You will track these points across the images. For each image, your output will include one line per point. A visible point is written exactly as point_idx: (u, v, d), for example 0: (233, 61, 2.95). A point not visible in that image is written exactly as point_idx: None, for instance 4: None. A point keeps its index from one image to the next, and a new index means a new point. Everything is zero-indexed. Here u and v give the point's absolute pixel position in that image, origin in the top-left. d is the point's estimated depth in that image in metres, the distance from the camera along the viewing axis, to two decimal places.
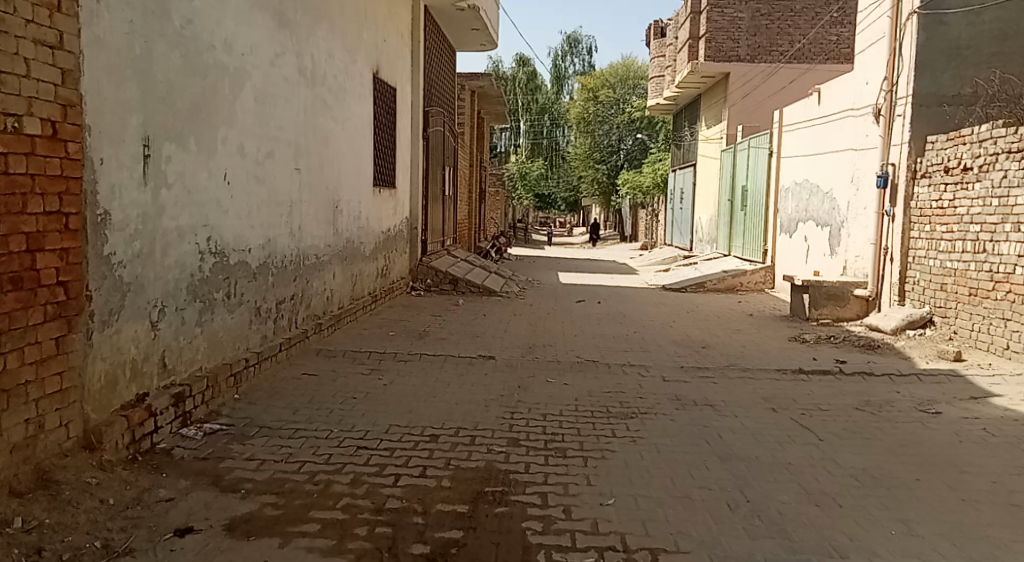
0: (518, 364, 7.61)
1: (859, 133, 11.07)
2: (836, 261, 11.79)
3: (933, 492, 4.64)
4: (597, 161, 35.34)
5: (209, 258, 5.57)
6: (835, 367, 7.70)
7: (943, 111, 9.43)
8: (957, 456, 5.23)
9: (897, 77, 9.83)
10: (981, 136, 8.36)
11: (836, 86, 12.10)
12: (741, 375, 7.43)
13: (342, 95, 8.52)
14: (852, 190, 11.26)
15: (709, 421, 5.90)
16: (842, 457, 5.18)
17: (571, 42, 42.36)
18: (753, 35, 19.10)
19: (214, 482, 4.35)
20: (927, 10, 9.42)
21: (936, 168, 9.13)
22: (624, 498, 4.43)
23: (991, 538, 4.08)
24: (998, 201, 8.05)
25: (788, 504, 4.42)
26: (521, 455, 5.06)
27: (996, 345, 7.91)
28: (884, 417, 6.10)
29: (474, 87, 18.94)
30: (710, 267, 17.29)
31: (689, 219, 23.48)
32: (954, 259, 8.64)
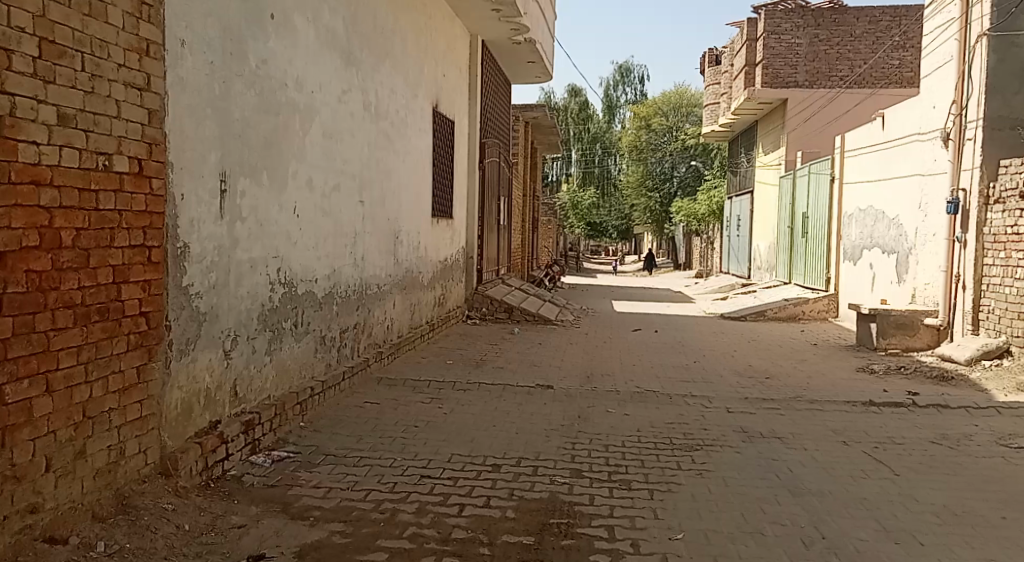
0: (578, 393, 7.57)
1: (926, 158, 10.83)
2: (904, 289, 11.49)
3: (1020, 531, 4.45)
4: (650, 189, 35.28)
5: (279, 288, 5.70)
6: (906, 399, 7.47)
7: (1017, 134, 9.15)
8: None
9: (967, 101, 9.59)
10: None
11: (901, 111, 11.86)
12: (807, 406, 7.27)
13: (404, 127, 8.69)
14: (920, 216, 10.99)
15: (777, 454, 5.78)
16: (919, 493, 5.02)
17: (623, 72, 42.47)
18: (811, 60, 18.93)
19: (283, 509, 4.41)
20: (997, 32, 9.19)
21: (1010, 193, 8.86)
22: (693, 532, 4.36)
23: None
24: None
25: (867, 541, 4.29)
26: (585, 486, 5.02)
27: None
28: (963, 451, 5.90)
29: (528, 118, 19.15)
30: (769, 296, 17.02)
31: (746, 247, 23.20)
32: None
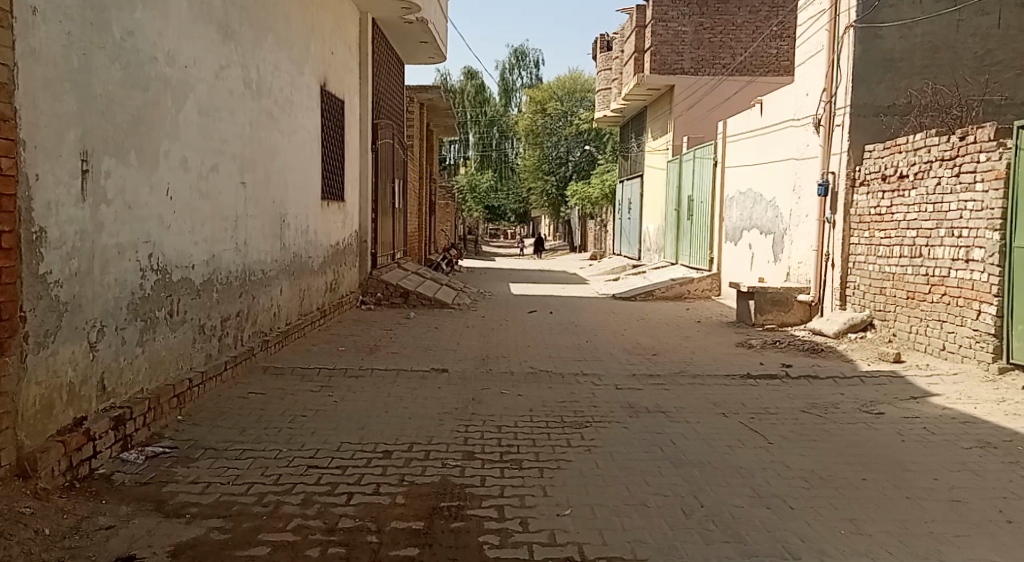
0: (471, 376, 7.54)
1: (800, 143, 11.28)
2: (780, 267, 12.00)
3: (879, 491, 4.71)
4: (546, 172, 35.55)
5: (151, 275, 5.41)
6: (781, 371, 7.80)
7: (880, 121, 9.65)
8: (900, 455, 5.33)
9: (836, 89, 10.02)
10: (915, 145, 8.53)
11: (778, 97, 12.30)
12: (691, 381, 7.47)
13: (289, 106, 8.39)
14: (794, 199, 11.47)
15: (663, 428, 5.92)
16: (790, 459, 5.24)
17: (519, 55, 42.40)
18: (696, 48, 19.37)
19: (156, 507, 4.20)
20: (862, 23, 9.62)
21: (874, 176, 9.33)
22: (581, 507, 4.41)
23: (933, 534, 4.15)
24: (932, 207, 8.22)
25: (742, 507, 4.44)
26: (477, 468, 5.00)
27: (933, 346, 8.09)
28: (830, 419, 6.20)
29: (423, 99, 18.91)
30: (658, 276, 17.47)
31: (636, 228, 23.71)
32: (892, 263, 8.84)
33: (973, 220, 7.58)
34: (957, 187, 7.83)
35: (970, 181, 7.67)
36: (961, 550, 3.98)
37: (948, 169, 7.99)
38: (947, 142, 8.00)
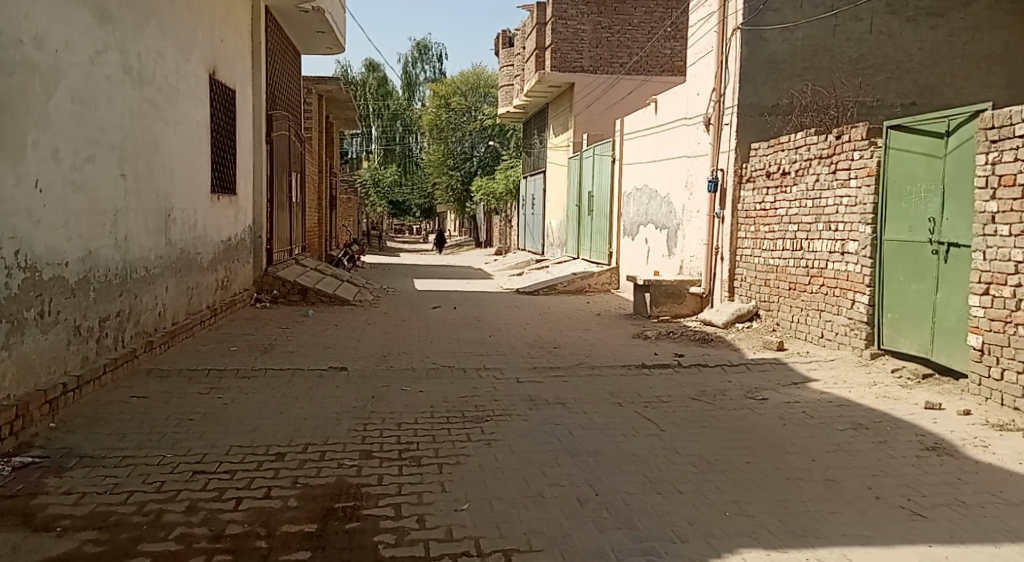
0: (371, 373, 7.43)
1: (692, 141, 11.59)
2: (673, 261, 12.32)
3: (762, 473, 4.89)
4: (451, 167, 35.29)
5: (19, 273, 5.09)
6: (674, 360, 8.01)
7: (764, 120, 10.02)
8: (782, 438, 5.55)
9: (724, 88, 10.32)
10: (796, 144, 8.88)
11: (671, 96, 12.60)
12: (589, 372, 7.58)
13: (174, 95, 8.05)
14: (686, 195, 11.79)
15: (560, 419, 5.98)
16: (681, 445, 5.38)
17: (422, 49, 41.79)
18: (595, 47, 19.76)
19: (24, 521, 3.96)
20: (749, 26, 9.93)
21: (759, 173, 9.68)
22: (479, 501, 4.39)
23: (811, 512, 4.34)
24: (811, 203, 8.58)
25: (635, 494, 4.52)
26: (373, 467, 4.92)
27: (812, 334, 8.48)
28: (719, 405, 6.40)
29: (321, 91, 18.51)
30: (560, 270, 17.69)
31: (539, 223, 23.91)
32: (776, 256, 9.20)
33: (848, 215, 7.94)
34: (833, 184, 8.19)
35: (845, 179, 8.02)
36: (836, 526, 4.17)
37: (825, 167, 8.35)
38: (824, 140, 8.35)
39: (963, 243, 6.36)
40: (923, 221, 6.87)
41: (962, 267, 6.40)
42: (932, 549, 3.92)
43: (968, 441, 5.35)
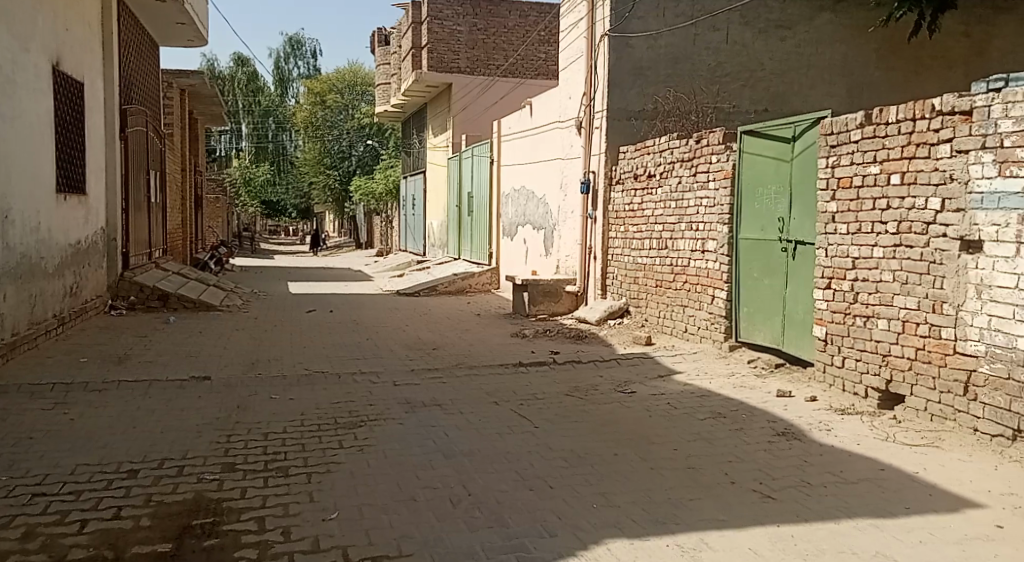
0: (237, 382, 7.20)
1: (565, 144, 11.83)
2: (550, 261, 12.52)
3: (628, 464, 5.06)
4: (328, 166, 34.53)
5: None
6: (549, 358, 8.15)
7: (632, 124, 10.33)
8: (649, 430, 5.75)
9: (594, 92, 10.55)
10: (660, 148, 9.21)
11: (544, 100, 12.81)
12: (465, 373, 7.61)
13: (10, 87, 7.54)
14: (561, 196, 12.01)
15: (434, 421, 5.98)
16: (553, 441, 5.49)
17: (294, 44, 40.84)
18: (471, 48, 19.79)
19: None
20: (615, 33, 10.21)
21: (627, 175, 9.97)
22: (348, 510, 4.34)
23: (673, 499, 4.52)
24: (674, 204, 8.91)
25: (506, 492, 4.58)
26: (237, 480, 4.78)
27: (677, 329, 8.83)
28: (590, 400, 6.57)
29: (183, 85, 17.78)
30: (440, 271, 17.68)
31: (420, 224, 23.78)
32: (644, 255, 9.52)
33: (707, 216, 8.30)
34: (695, 186, 8.53)
35: (704, 181, 8.38)
36: (694, 512, 4.36)
37: (686, 170, 8.70)
38: (685, 144, 8.69)
39: (809, 241, 6.77)
40: (773, 221, 7.27)
41: (808, 263, 6.80)
42: (781, 528, 4.16)
43: (813, 425, 5.71)
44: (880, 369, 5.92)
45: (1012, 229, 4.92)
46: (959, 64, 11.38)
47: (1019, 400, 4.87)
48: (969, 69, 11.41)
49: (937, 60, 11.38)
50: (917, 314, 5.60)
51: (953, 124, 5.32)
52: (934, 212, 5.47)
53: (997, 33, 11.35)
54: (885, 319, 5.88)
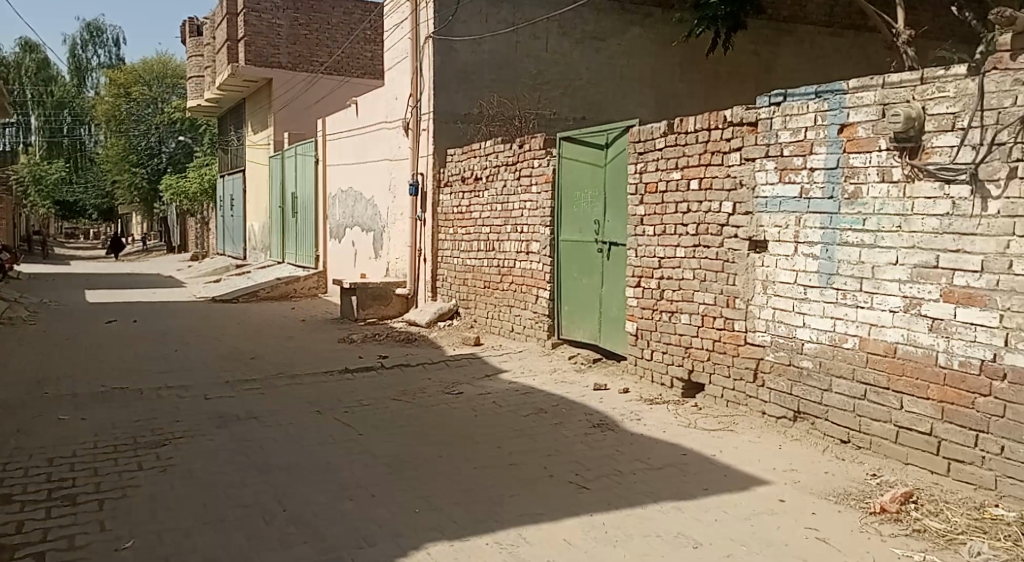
0: (19, 404, 6.68)
1: (392, 145, 11.81)
2: (380, 263, 12.41)
3: (452, 465, 5.17)
4: (134, 164, 32.40)
5: None
6: (376, 362, 8.13)
7: (458, 128, 10.48)
8: (474, 429, 5.90)
9: (420, 94, 10.59)
10: (486, 151, 9.34)
11: (371, 101, 12.74)
12: (285, 382, 7.46)
13: None
14: (390, 198, 11.97)
15: (249, 435, 5.83)
16: (376, 447, 5.52)
17: (93, 31, 38.34)
18: (292, 43, 19.27)
19: None
20: (440, 36, 10.33)
21: (455, 178, 10.07)
22: (144, 537, 4.16)
23: (495, 497, 4.67)
24: (501, 207, 9.10)
25: (325, 504, 4.56)
26: (13, 514, 4.46)
27: (504, 329, 9.05)
28: (417, 404, 6.63)
29: None
30: (263, 275, 17.14)
31: (239, 227, 22.89)
32: (472, 256, 9.70)
33: (531, 218, 8.53)
34: (518, 189, 8.77)
35: (527, 184, 8.61)
36: (512, 508, 4.52)
37: (511, 173, 8.89)
38: (508, 148, 8.89)
39: (621, 242, 7.15)
40: (590, 224, 7.61)
41: (620, 263, 7.19)
42: (594, 517, 4.40)
43: (625, 415, 6.06)
44: (683, 361, 6.38)
45: (791, 230, 5.45)
46: (751, 80, 12.35)
47: (798, 384, 5.42)
48: (760, 85, 12.39)
49: (732, 75, 12.30)
50: (715, 308, 6.07)
51: (743, 134, 5.81)
52: (728, 215, 5.94)
53: (783, 53, 12.40)
54: (687, 314, 6.33)
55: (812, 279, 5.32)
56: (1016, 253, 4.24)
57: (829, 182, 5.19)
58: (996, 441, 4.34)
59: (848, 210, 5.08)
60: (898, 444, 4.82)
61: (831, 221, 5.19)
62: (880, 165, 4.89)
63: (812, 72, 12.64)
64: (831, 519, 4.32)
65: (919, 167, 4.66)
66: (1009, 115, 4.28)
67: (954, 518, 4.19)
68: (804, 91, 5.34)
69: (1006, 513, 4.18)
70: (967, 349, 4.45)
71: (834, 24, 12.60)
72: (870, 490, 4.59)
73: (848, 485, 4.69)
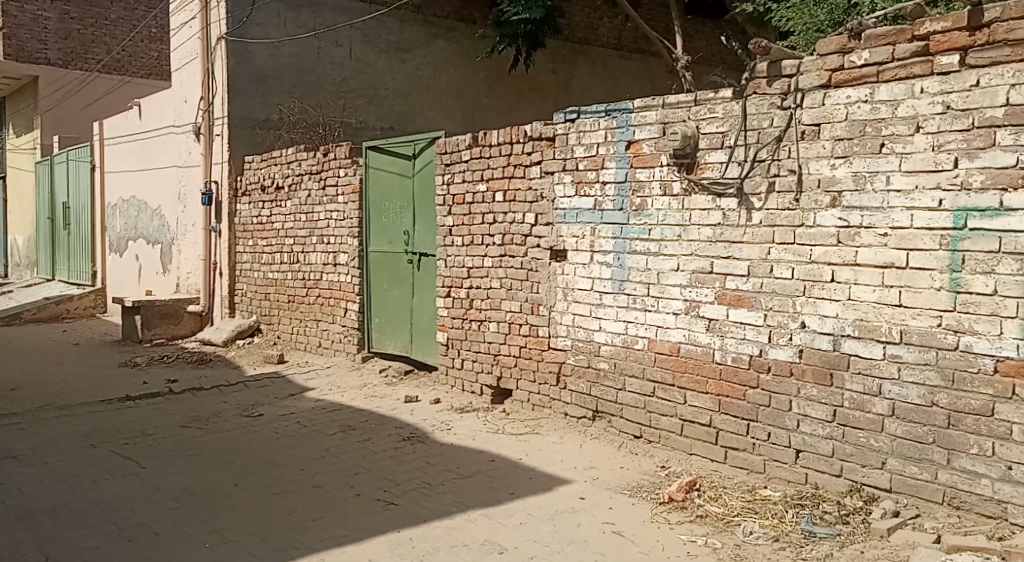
0: None
1: (181, 150, 11.17)
2: (169, 278, 11.64)
3: (249, 494, 5.03)
4: None
5: None
6: (164, 388, 7.69)
7: (256, 133, 10.09)
8: (274, 453, 5.76)
9: (212, 97, 10.07)
10: (287, 159, 9.08)
11: (156, 102, 11.99)
12: (57, 414, 6.89)
13: None
14: (179, 208, 11.26)
15: (11, 477, 5.35)
16: (162, 481, 5.25)
17: None
18: (62, 38, 16.42)
19: None
20: (232, 36, 9.85)
21: (253, 186, 9.71)
22: None
23: (294, 523, 4.58)
24: (304, 217, 8.89)
25: (102, 547, 4.29)
26: None
27: (311, 344, 8.87)
28: (211, 430, 6.37)
29: None
30: (27, 296, 15.32)
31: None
32: (274, 269, 9.43)
33: (338, 229, 8.38)
34: (323, 199, 8.59)
35: (333, 194, 8.45)
36: (313, 533, 4.46)
37: (315, 182, 8.69)
38: (312, 157, 8.69)
39: (431, 252, 7.23)
40: (400, 234, 7.62)
41: (430, 274, 7.27)
42: (402, 534, 4.44)
43: (436, 426, 6.14)
44: (492, 368, 6.56)
45: (587, 240, 5.75)
46: (550, 97, 12.91)
47: (597, 385, 5.75)
48: (558, 102, 12.99)
49: (532, 91, 12.78)
50: (520, 316, 6.28)
51: (541, 148, 6.07)
52: (530, 225, 6.17)
53: (578, 72, 13.04)
54: (494, 322, 6.51)
55: (606, 285, 5.64)
56: (776, 259, 4.74)
57: (618, 195, 5.54)
58: (764, 429, 4.85)
59: (636, 220, 5.44)
60: (683, 436, 5.25)
61: (621, 232, 5.53)
62: (661, 179, 5.28)
63: (604, 91, 13.43)
64: (626, 512, 4.62)
65: (695, 182, 5.10)
66: (767, 135, 4.80)
67: (731, 501, 4.63)
68: (595, 109, 5.66)
69: (773, 493, 4.68)
70: (738, 346, 4.93)
71: (622, 47, 13.48)
72: (660, 481, 4.96)
73: (642, 477, 5.04)
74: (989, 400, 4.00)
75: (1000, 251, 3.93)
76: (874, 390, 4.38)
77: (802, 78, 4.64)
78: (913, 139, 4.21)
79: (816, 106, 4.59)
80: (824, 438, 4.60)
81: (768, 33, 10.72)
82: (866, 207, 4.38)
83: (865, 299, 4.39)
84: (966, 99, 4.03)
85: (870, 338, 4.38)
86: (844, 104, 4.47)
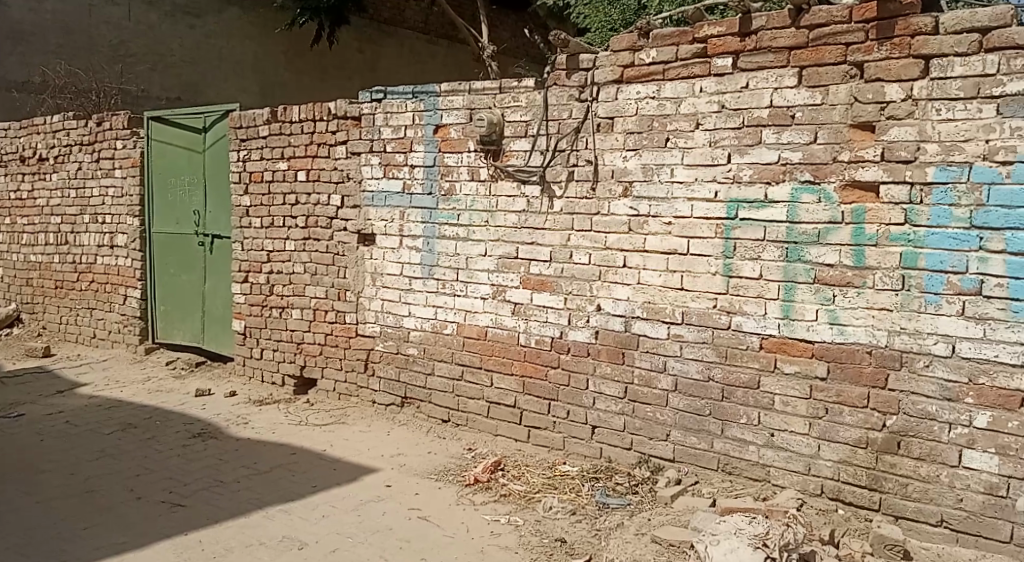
0: None
1: None
2: None
3: (6, 503, 4.51)
4: None
5: None
6: None
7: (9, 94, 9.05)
8: (39, 456, 5.19)
9: None
10: (53, 127, 8.18)
11: None
12: None
13: None
14: None
15: None
16: None
17: None
18: None
19: None
20: None
21: (10, 157, 8.65)
22: None
23: (60, 534, 4.17)
24: (74, 193, 8.07)
25: None
26: None
27: (83, 335, 8.09)
28: None
29: None
30: None
31: None
32: (38, 252, 8.50)
33: (115, 207, 7.68)
34: (97, 173, 7.82)
35: (109, 168, 7.72)
36: (83, 543, 4.08)
37: (87, 155, 7.88)
38: (84, 127, 7.88)
39: (225, 234, 6.83)
40: (188, 215, 7.13)
41: (224, 256, 6.86)
42: (187, 537, 4.17)
43: (231, 420, 5.84)
44: (294, 357, 6.33)
45: (396, 224, 5.69)
46: (356, 76, 12.58)
47: (405, 371, 5.73)
48: (365, 81, 12.67)
49: (337, 68, 12.38)
50: (326, 302, 6.11)
51: (347, 127, 5.91)
52: (336, 207, 6.01)
53: (385, 51, 12.85)
54: (297, 309, 6.29)
55: (416, 270, 5.62)
56: (575, 245, 4.96)
57: (427, 179, 5.53)
58: (564, 407, 5.07)
59: (444, 205, 5.46)
60: (489, 418, 5.37)
61: (430, 216, 5.52)
62: (469, 164, 5.34)
63: (411, 75, 13.26)
64: (430, 496, 4.64)
65: (501, 169, 5.20)
66: (567, 126, 4.99)
67: (532, 479, 4.80)
68: (402, 90, 5.61)
69: (571, 468, 4.90)
70: (541, 329, 5.11)
71: (430, 31, 13.46)
72: (466, 463, 5.05)
73: (448, 460, 5.11)
74: (756, 373, 4.43)
75: (765, 239, 4.35)
76: (659, 366, 4.71)
77: (598, 72, 4.86)
78: (695, 135, 4.54)
79: (610, 100, 4.83)
80: (616, 414, 4.88)
81: (570, 28, 11.03)
82: (653, 197, 4.68)
83: (652, 283, 4.70)
84: (738, 100, 4.41)
85: (657, 318, 4.69)
86: (634, 99, 4.74)
